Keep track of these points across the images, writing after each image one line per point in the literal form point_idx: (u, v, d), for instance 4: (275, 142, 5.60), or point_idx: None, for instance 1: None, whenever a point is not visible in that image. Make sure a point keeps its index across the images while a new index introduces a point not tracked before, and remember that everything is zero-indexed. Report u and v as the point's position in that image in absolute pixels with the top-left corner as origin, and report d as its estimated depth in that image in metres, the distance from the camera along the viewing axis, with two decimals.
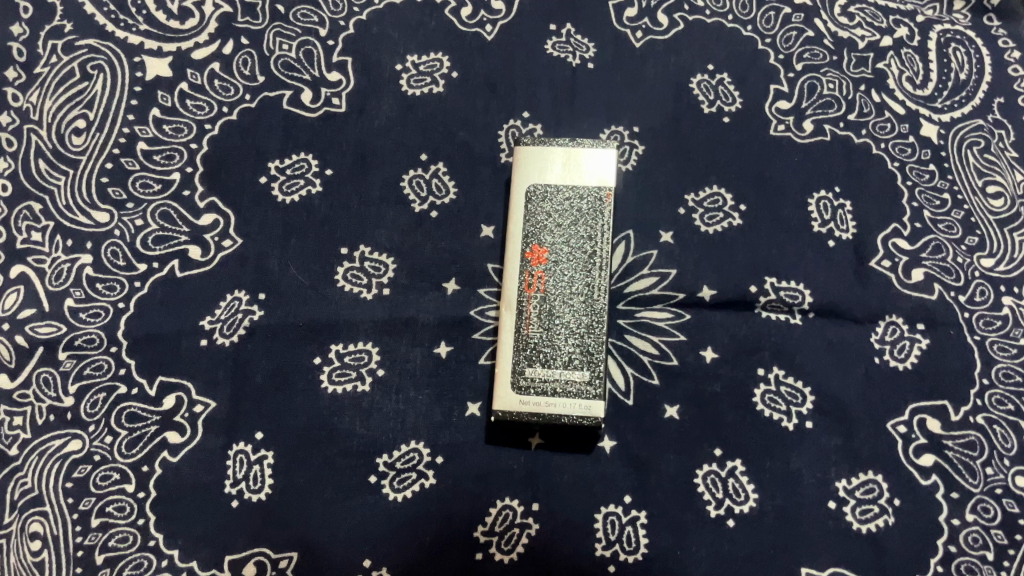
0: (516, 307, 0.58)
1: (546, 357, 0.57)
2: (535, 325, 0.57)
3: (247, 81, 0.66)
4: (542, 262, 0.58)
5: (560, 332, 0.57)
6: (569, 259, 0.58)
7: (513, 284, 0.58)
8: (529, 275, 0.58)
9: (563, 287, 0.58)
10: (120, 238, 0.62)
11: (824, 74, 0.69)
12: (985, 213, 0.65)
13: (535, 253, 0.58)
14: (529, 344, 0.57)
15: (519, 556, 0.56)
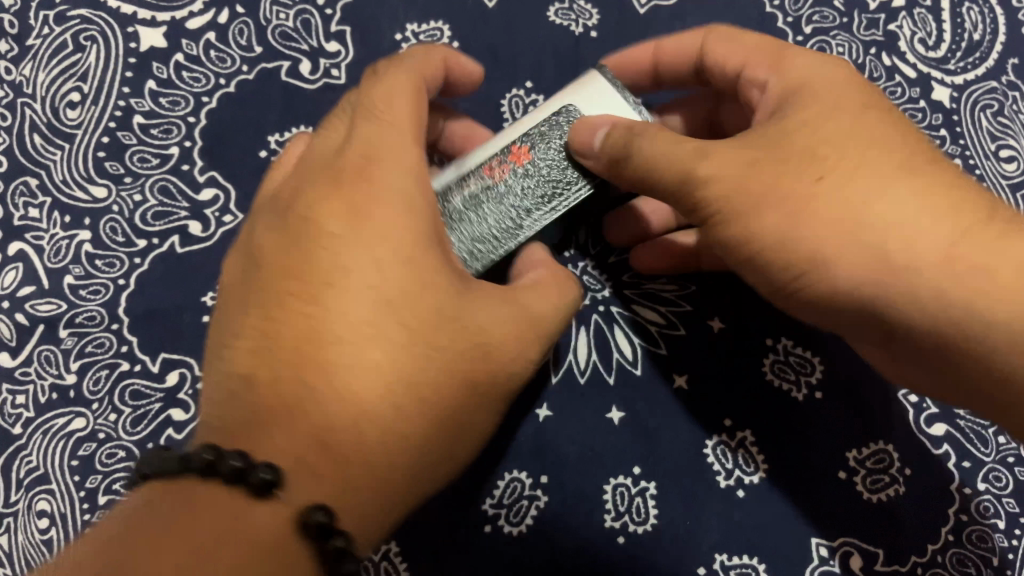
0: (471, 166, 0.50)
1: (461, 220, 0.49)
2: (465, 190, 0.50)
3: (245, 51, 0.64)
4: (517, 162, 0.50)
5: (464, 231, 0.49)
6: (539, 179, 0.50)
7: (461, 163, 0.51)
8: (500, 160, 0.50)
9: (513, 195, 0.49)
10: (119, 214, 0.61)
11: (833, 37, 0.67)
12: (998, 176, 0.65)
13: (518, 153, 0.50)
14: (452, 199, 0.50)
15: (528, 528, 0.56)
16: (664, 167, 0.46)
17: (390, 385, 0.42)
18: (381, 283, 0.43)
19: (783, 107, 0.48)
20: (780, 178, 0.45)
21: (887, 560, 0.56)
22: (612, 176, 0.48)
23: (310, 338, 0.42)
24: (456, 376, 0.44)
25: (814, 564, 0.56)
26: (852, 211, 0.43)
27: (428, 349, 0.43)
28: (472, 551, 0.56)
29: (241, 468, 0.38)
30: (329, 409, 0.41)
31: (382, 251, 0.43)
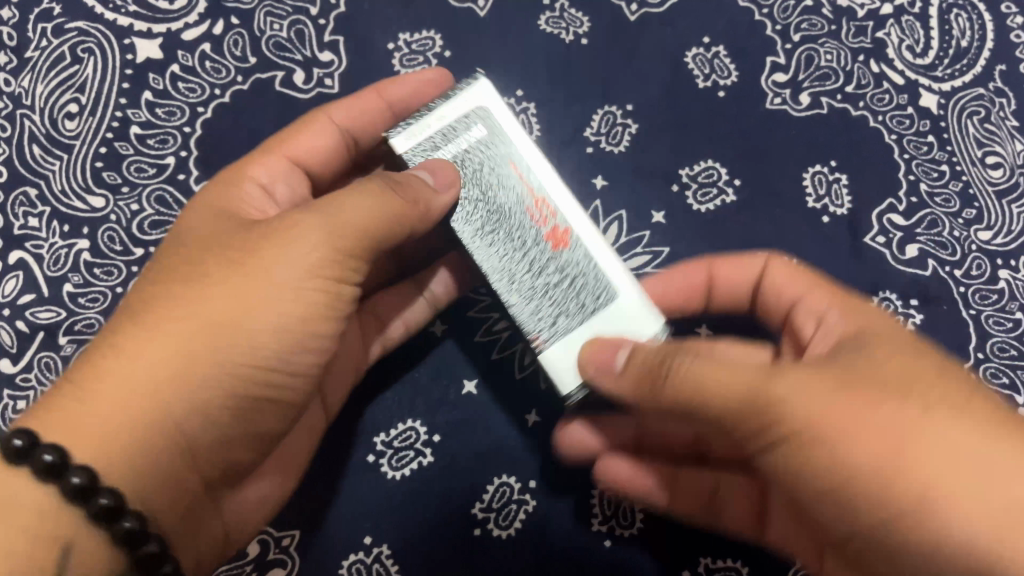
0: (540, 172, 0.51)
1: (466, 152, 0.51)
2: (502, 163, 0.51)
3: (239, 62, 0.65)
4: (554, 226, 0.51)
5: (462, 155, 0.51)
6: (535, 239, 0.51)
7: (551, 180, 0.51)
8: (549, 203, 0.51)
9: (514, 213, 0.51)
10: (116, 223, 0.62)
11: (822, 45, 0.68)
12: (985, 183, 0.65)
13: (550, 238, 0.50)
14: (495, 149, 0.51)
15: (517, 532, 0.57)
16: (722, 393, 0.42)
17: (159, 330, 0.44)
18: (176, 256, 0.48)
19: (844, 347, 0.45)
20: (818, 384, 0.41)
21: None
22: (636, 398, 0.46)
23: (142, 303, 0.46)
24: (193, 319, 0.44)
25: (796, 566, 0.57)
26: (845, 479, 0.40)
27: (215, 284, 0.45)
28: (463, 554, 0.57)
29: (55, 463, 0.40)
30: (127, 363, 0.43)
31: (177, 255, 0.48)
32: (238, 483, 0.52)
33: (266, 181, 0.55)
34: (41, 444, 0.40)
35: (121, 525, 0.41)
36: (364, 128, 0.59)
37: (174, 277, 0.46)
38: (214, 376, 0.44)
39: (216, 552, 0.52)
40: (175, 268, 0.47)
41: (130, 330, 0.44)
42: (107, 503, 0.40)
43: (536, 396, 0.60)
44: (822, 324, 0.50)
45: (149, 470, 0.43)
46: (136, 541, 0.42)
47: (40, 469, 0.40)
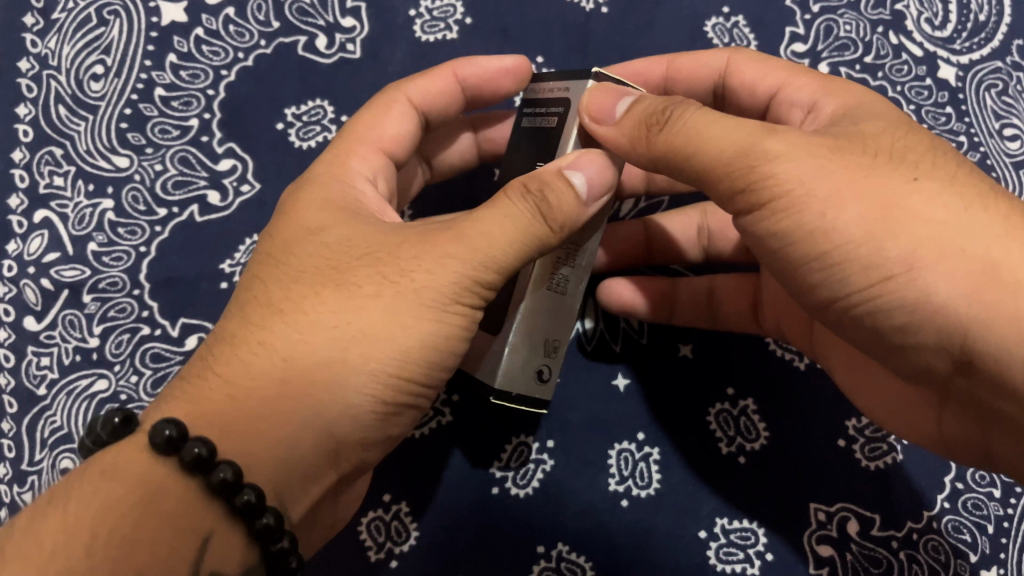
0: None
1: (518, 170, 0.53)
2: None
3: (263, 26, 0.66)
4: None
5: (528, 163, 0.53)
6: None
7: None
8: None
9: None
10: (140, 182, 0.63)
11: (841, 16, 0.68)
12: (1002, 155, 0.66)
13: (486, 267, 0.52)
14: None
15: (534, 490, 0.58)
16: (723, 154, 0.42)
17: (306, 342, 0.41)
18: (286, 260, 0.45)
19: (845, 118, 0.46)
20: (856, 156, 0.41)
21: (884, 526, 0.57)
22: (628, 158, 0.46)
23: (259, 304, 0.44)
24: (341, 333, 0.41)
25: (812, 528, 0.57)
26: (934, 228, 0.39)
27: (363, 299, 0.41)
28: (481, 512, 0.57)
29: (176, 438, 0.38)
30: (252, 365, 0.41)
31: (286, 238, 0.46)
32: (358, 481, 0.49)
33: (370, 175, 0.51)
34: (160, 421, 0.39)
35: (215, 476, 0.38)
36: (439, 111, 0.57)
37: (293, 246, 0.45)
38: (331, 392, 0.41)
39: (323, 534, 0.52)
40: (296, 273, 0.44)
41: (267, 331, 0.42)
42: (228, 476, 0.38)
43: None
44: (813, 110, 0.50)
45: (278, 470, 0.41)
46: (254, 514, 0.39)
47: (160, 445, 0.38)
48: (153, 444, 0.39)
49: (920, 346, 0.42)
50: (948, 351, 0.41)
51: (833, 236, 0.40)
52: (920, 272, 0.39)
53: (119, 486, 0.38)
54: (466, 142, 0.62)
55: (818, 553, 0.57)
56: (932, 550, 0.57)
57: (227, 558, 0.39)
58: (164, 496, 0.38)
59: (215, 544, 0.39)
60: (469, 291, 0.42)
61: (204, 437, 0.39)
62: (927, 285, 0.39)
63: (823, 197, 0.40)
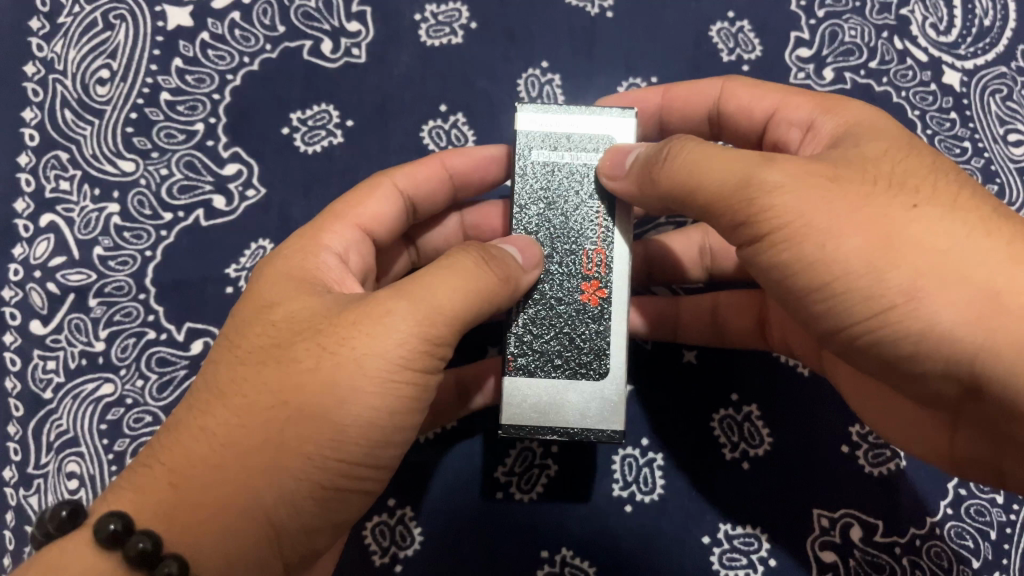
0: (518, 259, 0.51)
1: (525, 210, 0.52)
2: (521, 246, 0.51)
3: (268, 30, 0.66)
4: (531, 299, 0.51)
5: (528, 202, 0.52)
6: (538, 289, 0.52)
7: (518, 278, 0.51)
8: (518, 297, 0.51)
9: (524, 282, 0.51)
10: (146, 187, 0.63)
11: (846, 21, 0.68)
12: (1006, 160, 0.65)
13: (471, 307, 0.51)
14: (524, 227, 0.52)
15: (538, 496, 0.58)
16: (723, 188, 0.42)
17: (252, 415, 0.42)
18: (240, 341, 0.45)
19: (843, 141, 0.46)
20: (850, 181, 0.41)
21: (887, 532, 0.57)
22: (639, 197, 0.48)
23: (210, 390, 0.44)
24: (285, 407, 0.41)
25: (815, 534, 0.57)
26: (933, 257, 0.40)
27: (309, 372, 0.42)
28: (486, 518, 0.57)
29: (121, 531, 0.39)
30: (206, 454, 0.42)
31: (244, 320, 0.46)
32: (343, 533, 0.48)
33: (341, 251, 0.51)
34: (108, 515, 0.40)
35: (157, 570, 0.39)
36: (426, 195, 0.58)
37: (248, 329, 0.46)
38: (278, 471, 0.41)
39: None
40: (244, 356, 0.45)
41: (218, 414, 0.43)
42: (171, 571, 0.39)
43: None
44: (810, 130, 0.51)
45: (239, 531, 0.41)
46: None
47: (106, 539, 0.39)
48: (100, 538, 0.40)
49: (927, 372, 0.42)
50: (953, 373, 0.41)
51: (833, 267, 0.41)
52: (924, 299, 0.39)
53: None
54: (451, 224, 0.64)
55: (821, 559, 0.57)
56: (934, 556, 0.57)
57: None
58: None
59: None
60: (417, 355, 0.42)
61: (149, 528, 0.40)
62: (931, 312, 0.39)
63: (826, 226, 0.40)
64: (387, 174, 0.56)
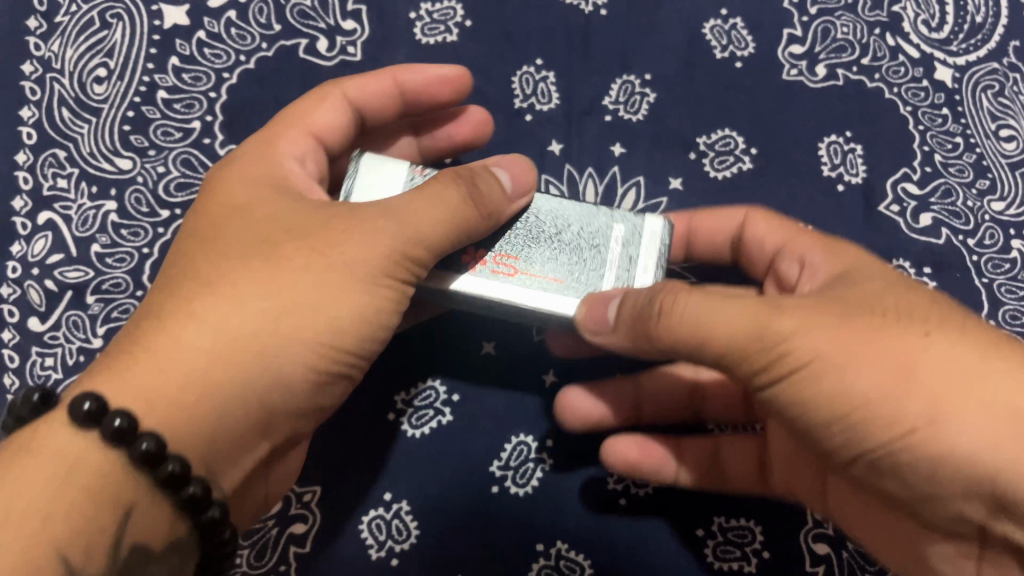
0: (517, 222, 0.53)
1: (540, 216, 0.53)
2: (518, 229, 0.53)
3: (264, 29, 0.66)
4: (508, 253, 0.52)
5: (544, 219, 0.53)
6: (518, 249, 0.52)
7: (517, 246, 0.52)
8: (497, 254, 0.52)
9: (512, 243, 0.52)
10: (144, 185, 0.63)
11: (839, 18, 0.69)
12: (998, 156, 0.66)
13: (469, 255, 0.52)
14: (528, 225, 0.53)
15: (533, 490, 0.58)
16: (730, 342, 0.43)
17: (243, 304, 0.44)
18: (215, 247, 0.47)
19: (840, 284, 0.48)
20: (860, 322, 0.43)
21: None
22: (637, 348, 0.47)
23: (175, 285, 0.46)
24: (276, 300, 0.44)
25: (809, 526, 0.58)
26: (953, 372, 0.42)
27: (299, 270, 0.45)
28: (482, 511, 0.58)
29: (156, 453, 0.40)
30: (181, 340, 0.43)
31: (212, 216, 0.49)
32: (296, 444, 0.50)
33: (299, 158, 0.54)
34: (147, 432, 0.40)
35: (186, 491, 0.41)
36: (375, 108, 0.59)
37: (209, 236, 0.48)
38: (268, 349, 0.43)
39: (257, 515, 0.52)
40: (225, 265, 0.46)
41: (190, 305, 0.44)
42: (198, 492, 0.42)
43: (502, 328, 0.62)
44: (806, 268, 0.53)
45: (219, 413, 0.42)
46: (180, 484, 0.41)
47: (81, 419, 0.40)
48: (74, 419, 0.40)
49: (950, 493, 0.42)
50: (977, 492, 0.42)
51: (849, 399, 0.42)
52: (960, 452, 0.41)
53: (38, 462, 0.39)
54: (403, 144, 0.65)
55: (814, 552, 0.57)
56: None
57: (150, 527, 0.41)
58: (84, 469, 0.40)
59: (138, 516, 0.41)
60: (396, 265, 0.46)
61: (121, 407, 0.41)
62: (948, 434, 0.41)
63: (845, 383, 0.42)
64: (337, 84, 0.57)
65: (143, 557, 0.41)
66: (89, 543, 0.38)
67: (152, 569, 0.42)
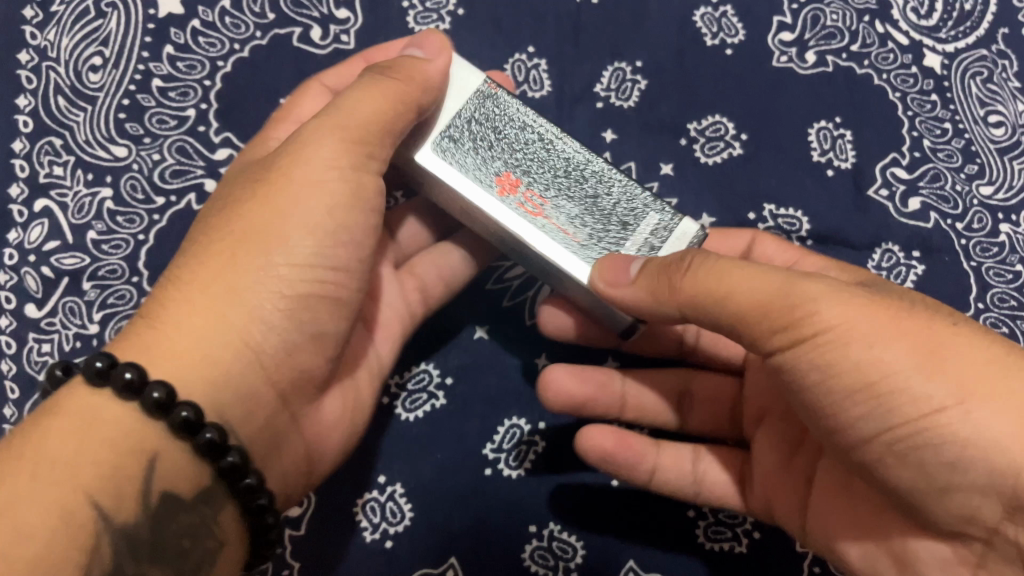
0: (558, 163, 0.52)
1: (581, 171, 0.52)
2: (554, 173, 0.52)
3: (258, 18, 0.67)
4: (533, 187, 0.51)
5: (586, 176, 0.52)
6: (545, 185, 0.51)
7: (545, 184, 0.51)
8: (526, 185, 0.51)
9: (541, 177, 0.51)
10: (139, 172, 0.63)
11: (828, 5, 0.69)
12: (986, 141, 0.66)
13: (503, 178, 0.51)
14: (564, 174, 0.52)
15: (527, 471, 0.59)
16: (759, 296, 0.43)
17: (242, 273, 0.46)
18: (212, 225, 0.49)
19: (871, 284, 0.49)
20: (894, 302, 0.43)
21: None
22: (654, 309, 0.46)
23: (189, 253, 0.48)
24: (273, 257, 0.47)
25: None
26: (984, 369, 0.40)
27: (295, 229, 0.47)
28: (476, 492, 0.58)
29: (165, 401, 0.42)
30: (263, 305, 0.46)
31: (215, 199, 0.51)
32: (313, 398, 0.52)
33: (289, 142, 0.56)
34: (150, 383, 0.42)
35: (201, 436, 0.43)
36: None
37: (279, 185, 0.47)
38: (321, 322, 0.48)
39: (301, 479, 0.52)
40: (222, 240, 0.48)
41: (266, 263, 0.46)
42: (213, 437, 0.43)
43: (495, 313, 0.63)
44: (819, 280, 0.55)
45: (228, 367, 0.45)
46: (194, 430, 0.43)
47: (93, 377, 0.42)
48: (88, 378, 0.42)
49: (962, 485, 0.41)
50: (990, 486, 0.40)
51: (881, 366, 0.41)
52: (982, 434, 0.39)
53: (60, 420, 0.42)
54: None
55: None
56: None
57: (176, 477, 0.43)
58: (99, 422, 0.42)
59: (161, 461, 0.43)
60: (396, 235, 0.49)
61: (138, 364, 0.43)
62: (976, 420, 0.40)
63: (878, 340, 0.41)
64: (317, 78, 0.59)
65: (173, 504, 0.43)
66: (118, 490, 0.41)
67: (184, 516, 0.43)
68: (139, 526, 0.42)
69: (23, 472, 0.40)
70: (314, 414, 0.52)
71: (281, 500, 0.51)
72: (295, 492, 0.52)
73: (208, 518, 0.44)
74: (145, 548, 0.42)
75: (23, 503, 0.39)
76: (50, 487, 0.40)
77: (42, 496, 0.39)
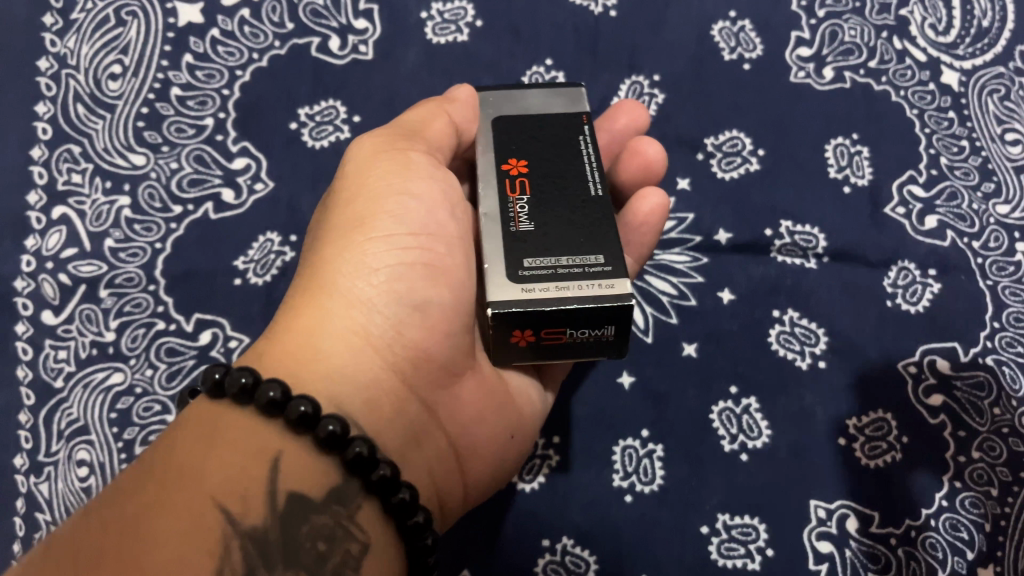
0: (558, 158, 0.52)
1: (574, 177, 0.51)
2: (559, 169, 0.51)
3: (278, 28, 0.69)
4: (521, 171, 0.51)
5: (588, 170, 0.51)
6: (542, 173, 0.51)
7: (542, 175, 0.51)
8: (514, 169, 0.51)
9: (545, 166, 0.51)
10: (156, 180, 0.63)
11: (845, 21, 0.70)
12: (1003, 159, 0.66)
13: (511, 165, 0.51)
14: (567, 171, 0.51)
15: (541, 484, 0.56)
16: None
17: (320, 260, 0.48)
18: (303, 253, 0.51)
19: None
20: None
21: (883, 522, 0.54)
22: None
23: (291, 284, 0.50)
24: (338, 225, 0.48)
25: (812, 524, 0.54)
26: None
27: (355, 201, 0.49)
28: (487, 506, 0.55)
29: (250, 385, 0.41)
30: (356, 284, 0.46)
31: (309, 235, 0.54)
32: (445, 386, 0.50)
33: None
34: (236, 371, 0.42)
35: (295, 408, 0.41)
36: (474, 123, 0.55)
37: (350, 185, 0.50)
38: (422, 292, 0.47)
39: (450, 475, 0.50)
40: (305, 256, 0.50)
41: (353, 249, 0.47)
42: (304, 409, 0.41)
43: None
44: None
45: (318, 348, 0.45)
46: (313, 422, 0.41)
47: (212, 388, 0.42)
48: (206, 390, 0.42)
49: None
50: None
51: None
52: None
53: (187, 435, 0.41)
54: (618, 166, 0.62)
55: (817, 549, 0.53)
56: (930, 548, 0.53)
57: (301, 474, 0.41)
58: (226, 432, 0.41)
59: (286, 461, 0.40)
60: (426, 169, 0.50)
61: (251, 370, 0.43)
62: None
63: None
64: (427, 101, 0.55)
65: (304, 507, 0.40)
66: (244, 492, 0.38)
67: (316, 519, 0.40)
68: (268, 530, 0.38)
69: (147, 489, 0.38)
70: (453, 405, 0.50)
71: (434, 495, 0.50)
72: (449, 491, 0.50)
73: (343, 518, 0.41)
74: (279, 555, 0.38)
75: (146, 515, 0.36)
76: (176, 498, 0.37)
77: (168, 508, 0.37)
